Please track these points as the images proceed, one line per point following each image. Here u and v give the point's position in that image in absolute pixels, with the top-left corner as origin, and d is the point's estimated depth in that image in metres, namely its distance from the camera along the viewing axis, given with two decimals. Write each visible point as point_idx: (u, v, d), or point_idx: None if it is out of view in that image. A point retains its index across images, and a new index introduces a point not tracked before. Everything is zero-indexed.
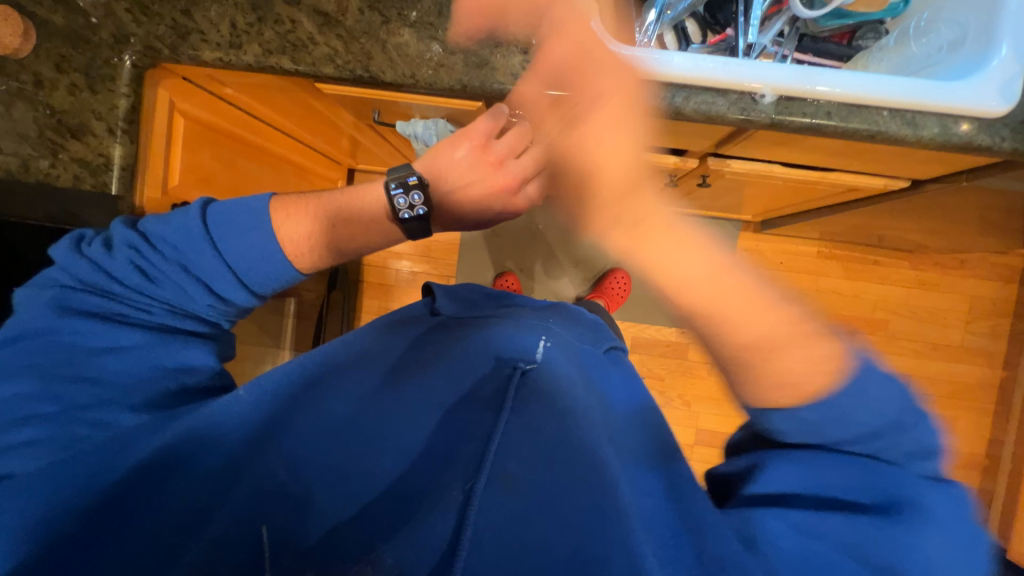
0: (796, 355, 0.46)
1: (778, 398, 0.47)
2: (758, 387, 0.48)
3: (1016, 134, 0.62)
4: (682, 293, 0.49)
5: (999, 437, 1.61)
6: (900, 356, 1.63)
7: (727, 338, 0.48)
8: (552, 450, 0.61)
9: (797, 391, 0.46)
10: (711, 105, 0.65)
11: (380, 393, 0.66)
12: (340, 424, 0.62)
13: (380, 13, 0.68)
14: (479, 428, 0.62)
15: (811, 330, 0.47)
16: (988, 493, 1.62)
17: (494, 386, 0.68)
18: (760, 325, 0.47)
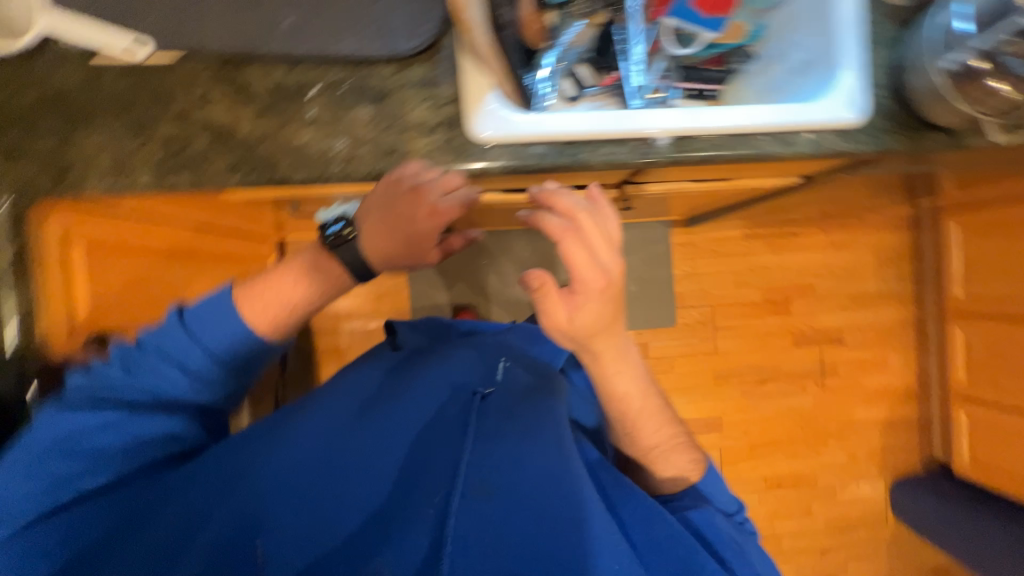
0: (678, 454, 0.78)
1: (666, 475, 0.78)
2: (667, 472, 0.78)
3: (873, 138, 0.71)
4: (628, 406, 0.72)
5: (925, 366, 1.81)
6: (831, 313, 1.79)
7: (649, 437, 0.76)
8: (519, 452, 0.70)
9: (672, 478, 0.78)
10: (614, 155, 0.70)
11: (355, 433, 0.72)
12: (322, 468, 0.67)
13: (277, 115, 0.67)
14: (450, 448, 0.71)
15: (686, 442, 0.79)
16: (926, 417, 1.82)
17: (457, 414, 0.75)
18: (666, 434, 0.77)
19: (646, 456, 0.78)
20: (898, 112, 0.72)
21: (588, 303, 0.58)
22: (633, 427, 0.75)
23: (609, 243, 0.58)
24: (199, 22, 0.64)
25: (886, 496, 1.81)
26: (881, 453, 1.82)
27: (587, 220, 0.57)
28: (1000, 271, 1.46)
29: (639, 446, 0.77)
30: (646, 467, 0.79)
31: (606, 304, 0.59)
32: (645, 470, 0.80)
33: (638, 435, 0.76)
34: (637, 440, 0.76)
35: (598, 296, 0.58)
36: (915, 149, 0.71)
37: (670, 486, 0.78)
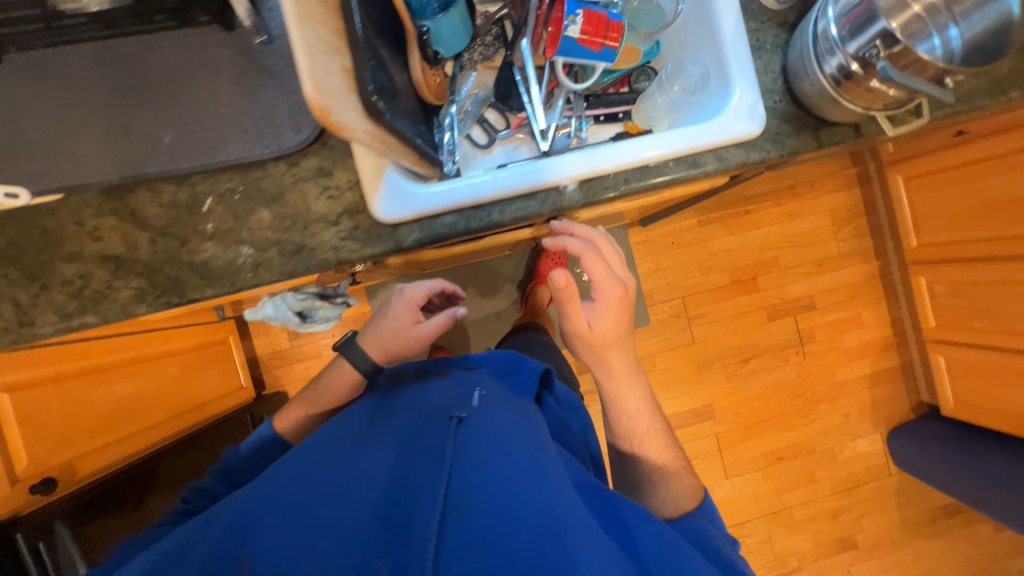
0: (682, 479, 0.76)
1: (669, 504, 0.74)
2: (667, 495, 0.75)
3: (777, 144, 0.72)
4: (636, 419, 0.78)
5: (899, 315, 1.83)
6: (799, 281, 1.81)
7: (652, 455, 0.78)
8: (491, 450, 0.64)
9: (675, 505, 0.74)
10: (525, 210, 0.69)
11: (347, 460, 0.68)
12: (317, 500, 0.63)
13: (174, 235, 0.65)
14: (430, 464, 0.64)
15: (688, 470, 0.79)
16: (909, 364, 1.84)
17: (432, 441, 0.67)
18: (667, 454, 0.78)
19: (650, 475, 0.78)
20: (799, 114, 0.72)
21: (604, 307, 0.71)
22: (637, 437, 0.79)
23: (619, 262, 0.75)
24: (82, 164, 0.63)
25: (885, 448, 1.83)
26: (872, 407, 1.83)
27: (604, 243, 0.74)
28: (948, 215, 1.48)
29: (641, 463, 0.78)
30: (645, 488, 0.77)
31: (624, 313, 0.72)
32: (642, 493, 0.78)
33: (640, 448, 0.79)
34: (638, 455, 0.79)
35: (612, 305, 0.71)
36: (821, 145, 0.71)
37: (671, 509, 0.74)
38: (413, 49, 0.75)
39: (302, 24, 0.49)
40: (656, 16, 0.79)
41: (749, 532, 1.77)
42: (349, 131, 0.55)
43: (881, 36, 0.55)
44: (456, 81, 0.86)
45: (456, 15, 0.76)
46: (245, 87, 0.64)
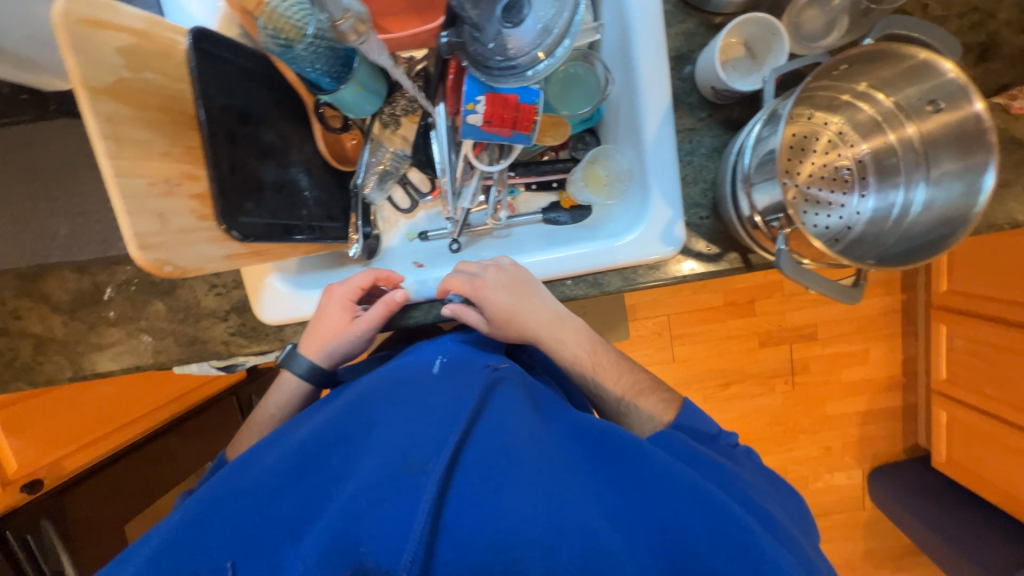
0: (649, 398, 0.61)
1: (646, 427, 0.58)
2: (640, 417, 0.60)
3: (695, 266, 0.62)
4: (591, 360, 0.63)
5: (913, 353, 1.65)
6: (803, 309, 1.64)
7: (608, 389, 0.62)
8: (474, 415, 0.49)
9: (655, 424, 0.58)
10: (413, 318, 0.69)
11: (292, 435, 0.51)
12: (261, 486, 0.45)
13: (82, 320, 0.69)
14: (388, 432, 0.47)
15: (657, 383, 0.64)
16: (911, 406, 1.69)
17: (388, 401, 0.51)
18: (628, 378, 0.63)
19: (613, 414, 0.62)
20: (726, 234, 0.61)
21: (485, 291, 0.62)
22: (582, 373, 0.63)
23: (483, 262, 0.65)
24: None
25: (864, 485, 1.71)
26: (861, 443, 1.71)
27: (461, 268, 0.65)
28: (985, 266, 1.26)
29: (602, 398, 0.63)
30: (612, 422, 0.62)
31: (534, 296, 0.62)
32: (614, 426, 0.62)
33: (595, 385, 0.63)
34: (595, 393, 0.63)
35: (504, 285, 0.62)
36: (748, 268, 0.62)
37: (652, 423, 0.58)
38: (313, 122, 0.72)
39: (123, 177, 0.47)
40: (590, 84, 0.67)
41: None
42: (197, 266, 0.54)
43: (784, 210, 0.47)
44: (370, 143, 0.76)
45: (356, 87, 0.67)
46: None
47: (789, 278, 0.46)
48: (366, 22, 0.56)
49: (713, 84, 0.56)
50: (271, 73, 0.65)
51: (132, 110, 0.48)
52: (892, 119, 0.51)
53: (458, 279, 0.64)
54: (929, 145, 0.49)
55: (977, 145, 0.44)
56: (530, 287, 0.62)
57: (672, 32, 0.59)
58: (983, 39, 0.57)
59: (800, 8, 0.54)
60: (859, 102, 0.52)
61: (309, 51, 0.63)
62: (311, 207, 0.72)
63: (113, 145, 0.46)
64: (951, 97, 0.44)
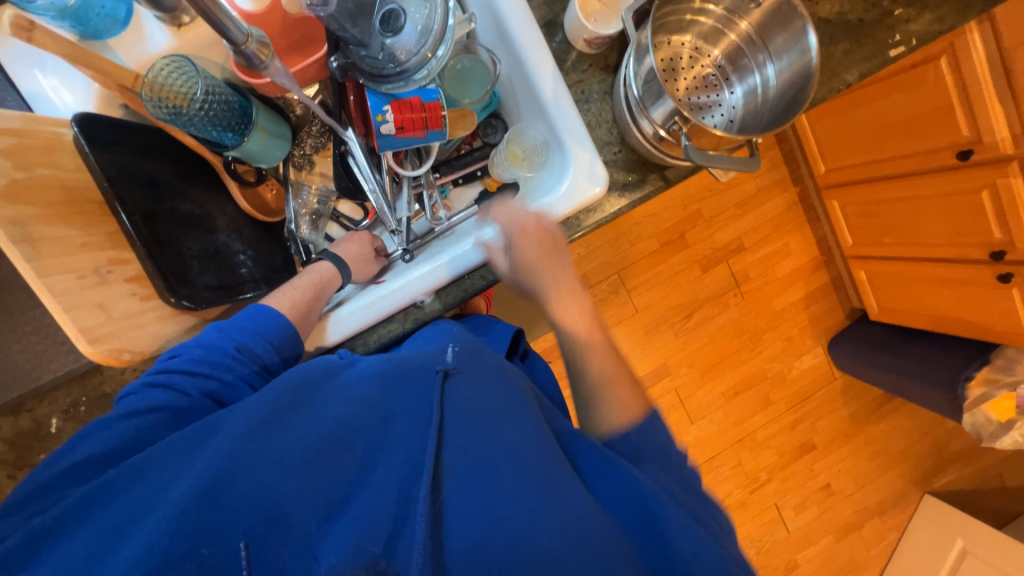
0: (628, 391, 0.58)
1: (608, 416, 0.56)
2: (616, 402, 0.57)
3: (625, 194, 0.69)
4: (573, 337, 0.62)
5: (822, 234, 1.86)
6: (724, 228, 1.81)
7: (588, 372, 0.60)
8: (506, 423, 0.49)
9: (621, 417, 0.56)
10: (389, 333, 0.69)
11: (309, 415, 0.48)
12: (273, 465, 0.43)
13: (32, 464, 0.62)
14: (414, 430, 0.48)
15: (642, 389, 0.59)
16: (839, 278, 1.89)
17: (411, 392, 0.51)
18: (607, 362, 0.60)
19: (588, 391, 0.59)
20: (640, 160, 0.69)
21: (528, 238, 0.64)
22: (570, 339, 0.62)
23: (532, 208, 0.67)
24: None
25: (828, 359, 1.90)
26: (813, 324, 1.89)
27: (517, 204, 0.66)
28: (845, 139, 1.49)
29: (578, 384, 0.61)
30: (584, 399, 0.60)
31: (560, 258, 0.64)
32: (586, 408, 0.60)
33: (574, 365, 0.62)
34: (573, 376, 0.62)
35: (535, 236, 0.64)
36: (669, 183, 0.69)
37: (624, 409, 0.56)
38: (227, 180, 0.69)
39: (49, 276, 0.45)
40: (480, 73, 0.73)
41: (724, 464, 1.86)
42: (158, 344, 0.53)
43: (677, 114, 0.55)
44: (291, 189, 0.76)
45: (262, 133, 0.67)
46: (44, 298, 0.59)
47: (699, 164, 0.54)
48: (268, 43, 0.53)
49: (584, 37, 0.63)
50: (169, 145, 0.64)
51: (38, 210, 0.47)
52: (728, 22, 0.61)
53: (504, 217, 0.65)
54: (761, 30, 0.59)
55: (794, 15, 0.54)
56: (557, 248, 0.64)
57: (535, 4, 0.67)
58: None
59: None
60: (701, 17, 0.61)
61: (203, 111, 0.61)
62: (250, 265, 0.70)
63: (30, 248, 0.44)
64: None
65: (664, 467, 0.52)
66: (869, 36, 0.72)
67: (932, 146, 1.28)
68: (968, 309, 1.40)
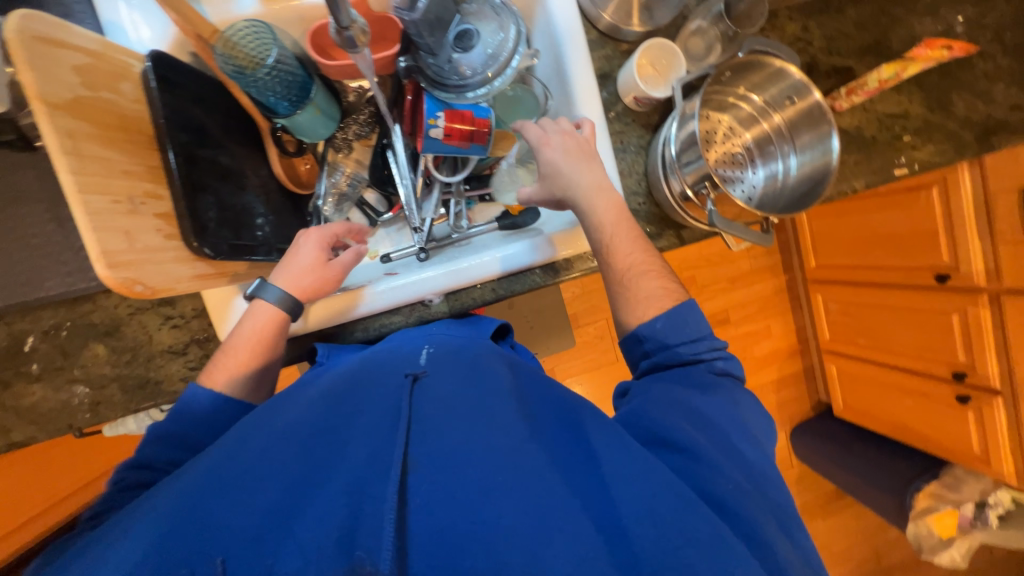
0: (652, 282, 0.57)
1: (632, 312, 0.58)
2: (641, 294, 0.57)
3: None
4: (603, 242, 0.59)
5: (801, 323, 1.92)
6: (716, 298, 1.83)
7: (618, 264, 0.58)
8: (470, 418, 0.47)
9: (647, 306, 0.57)
10: (390, 324, 0.70)
11: (280, 419, 0.49)
12: (249, 473, 0.44)
13: None
14: (377, 426, 0.47)
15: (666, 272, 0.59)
16: (810, 369, 1.95)
17: (379, 394, 0.51)
18: (638, 254, 0.58)
19: (618, 285, 0.59)
20: (661, 215, 0.73)
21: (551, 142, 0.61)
22: (605, 238, 0.59)
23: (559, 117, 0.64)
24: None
25: (788, 445, 1.93)
26: (779, 408, 1.94)
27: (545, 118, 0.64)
28: (840, 240, 1.58)
29: (610, 288, 0.60)
30: (614, 298, 0.59)
31: (592, 162, 0.60)
32: (616, 307, 0.59)
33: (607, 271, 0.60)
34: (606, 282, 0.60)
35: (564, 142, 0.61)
36: (682, 243, 0.74)
37: (650, 298, 0.57)
38: (269, 145, 0.72)
39: (87, 193, 0.45)
40: (528, 103, 0.78)
41: None
42: (168, 285, 0.52)
43: (707, 178, 0.60)
44: (327, 168, 0.78)
45: (315, 110, 0.70)
46: (58, 216, 0.58)
47: (719, 229, 0.58)
48: (368, 33, 0.50)
49: (634, 94, 0.69)
50: (224, 99, 0.66)
51: (92, 128, 0.47)
52: (764, 113, 0.68)
53: (530, 133, 0.63)
54: (790, 125, 0.66)
55: (822, 119, 0.61)
56: (586, 151, 0.61)
57: (595, 55, 0.72)
58: (808, 59, 0.76)
59: (687, 36, 0.72)
60: (740, 103, 0.68)
61: (270, 77, 0.63)
62: (268, 230, 0.70)
63: (75, 162, 0.44)
64: (800, 94, 0.61)
65: (667, 428, 0.49)
66: (878, 154, 0.80)
67: (916, 264, 1.38)
68: (927, 422, 1.48)
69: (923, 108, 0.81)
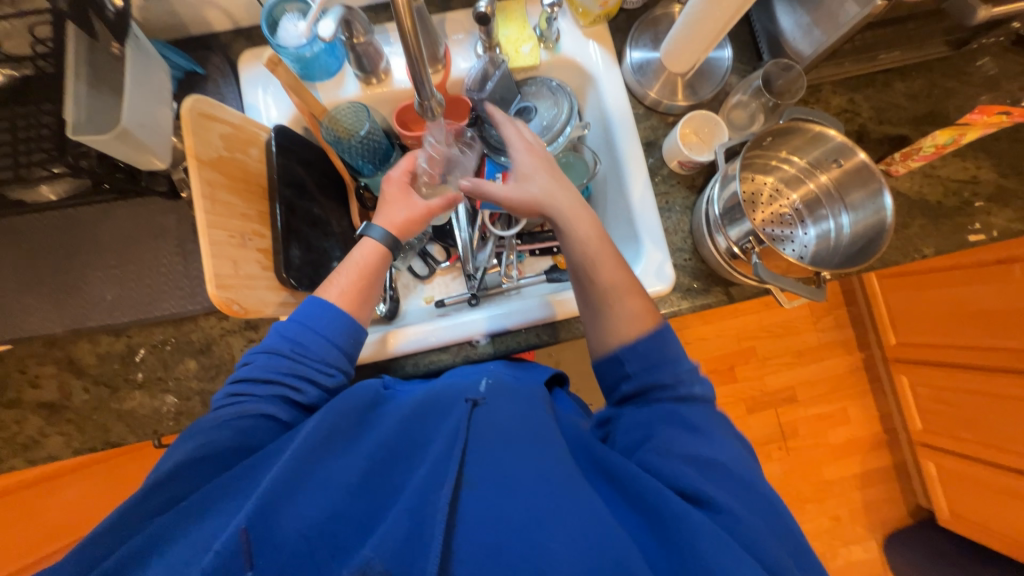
0: (636, 301, 0.60)
1: (613, 334, 0.59)
2: (619, 308, 0.60)
3: (688, 296, 0.73)
4: (580, 254, 0.63)
5: (886, 410, 1.69)
6: (779, 372, 1.68)
7: (598, 274, 0.62)
8: (530, 461, 0.49)
9: (627, 324, 0.59)
10: (438, 361, 0.74)
11: (351, 437, 0.52)
12: (324, 484, 0.47)
13: (106, 384, 0.70)
14: (441, 458, 0.49)
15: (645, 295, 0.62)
16: (903, 465, 1.67)
17: (443, 424, 0.54)
18: (618, 271, 0.62)
19: (598, 298, 0.61)
20: (707, 272, 0.74)
21: (531, 155, 0.68)
22: (584, 253, 0.63)
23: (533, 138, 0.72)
24: (10, 316, 0.67)
25: (883, 559, 1.61)
26: (865, 510, 1.65)
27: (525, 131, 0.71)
28: (924, 316, 1.44)
29: (585, 302, 0.63)
30: (588, 313, 0.62)
31: (564, 180, 0.67)
32: (590, 320, 0.62)
33: (581, 281, 0.63)
34: (581, 294, 0.63)
35: (543, 159, 0.68)
36: (731, 299, 0.73)
37: (628, 314, 0.59)
38: (352, 201, 0.84)
39: (212, 228, 0.56)
40: (579, 167, 0.84)
41: None
42: (258, 307, 0.61)
43: (751, 235, 0.61)
44: None
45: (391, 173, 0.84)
46: (185, 250, 0.71)
47: (766, 282, 0.58)
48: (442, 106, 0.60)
49: (678, 158, 0.73)
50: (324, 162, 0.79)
51: (226, 180, 0.60)
52: (811, 174, 0.69)
53: (512, 137, 0.69)
54: (840, 184, 0.66)
55: (872, 178, 0.61)
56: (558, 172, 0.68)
57: (641, 126, 0.79)
58: (856, 128, 0.78)
59: (729, 108, 0.77)
60: (784, 165, 0.70)
61: (360, 144, 0.77)
62: None
63: (209, 203, 0.56)
64: (845, 154, 0.63)
65: (699, 465, 0.48)
66: (947, 218, 0.76)
67: (1018, 345, 1.21)
68: None
69: (994, 174, 0.78)
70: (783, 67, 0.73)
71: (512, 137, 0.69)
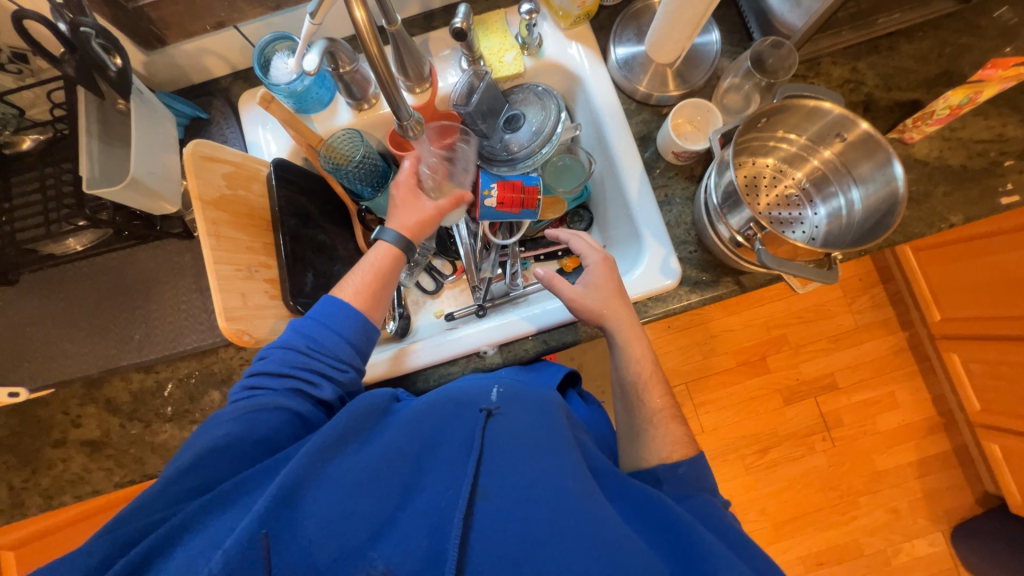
0: (678, 428, 0.59)
1: (655, 451, 0.57)
2: (660, 433, 0.59)
3: (697, 289, 0.71)
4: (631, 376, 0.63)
5: (938, 391, 1.58)
6: (815, 359, 1.60)
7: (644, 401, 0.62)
8: (541, 469, 0.48)
9: (663, 452, 0.57)
10: (448, 374, 0.74)
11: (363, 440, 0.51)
12: (334, 486, 0.47)
13: (139, 420, 0.74)
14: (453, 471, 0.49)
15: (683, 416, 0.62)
16: (964, 449, 1.55)
17: (457, 431, 0.53)
18: (661, 400, 0.62)
19: (639, 422, 0.61)
20: (715, 262, 0.72)
21: (601, 270, 0.66)
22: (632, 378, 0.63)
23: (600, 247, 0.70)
24: (50, 361, 0.71)
25: (951, 551, 1.49)
26: (926, 500, 1.54)
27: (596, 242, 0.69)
28: (967, 287, 1.34)
29: (626, 411, 0.63)
30: (628, 427, 0.62)
31: (626, 299, 0.65)
32: (628, 436, 0.62)
33: (628, 395, 0.63)
34: (626, 406, 0.63)
35: (612, 273, 0.66)
36: (743, 288, 0.71)
37: (668, 441, 0.58)
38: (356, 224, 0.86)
39: (220, 264, 0.59)
40: (575, 170, 0.85)
41: None
42: (268, 335, 0.64)
43: (751, 221, 0.59)
44: None
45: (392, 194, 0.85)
46: (202, 286, 0.74)
47: (772, 268, 0.56)
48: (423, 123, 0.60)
49: (672, 149, 0.72)
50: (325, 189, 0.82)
51: (230, 217, 0.63)
52: (812, 150, 0.66)
53: (580, 248, 0.69)
54: (845, 158, 0.63)
55: (878, 149, 0.58)
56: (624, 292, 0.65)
57: (633, 121, 0.77)
58: (862, 97, 0.74)
59: (722, 92, 0.75)
60: (781, 144, 0.67)
61: (357, 169, 0.79)
62: None
63: (215, 239, 0.59)
64: (845, 127, 0.59)
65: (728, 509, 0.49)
66: (974, 181, 0.71)
67: None
68: None
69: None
70: (774, 45, 0.70)
71: (582, 247, 0.68)
